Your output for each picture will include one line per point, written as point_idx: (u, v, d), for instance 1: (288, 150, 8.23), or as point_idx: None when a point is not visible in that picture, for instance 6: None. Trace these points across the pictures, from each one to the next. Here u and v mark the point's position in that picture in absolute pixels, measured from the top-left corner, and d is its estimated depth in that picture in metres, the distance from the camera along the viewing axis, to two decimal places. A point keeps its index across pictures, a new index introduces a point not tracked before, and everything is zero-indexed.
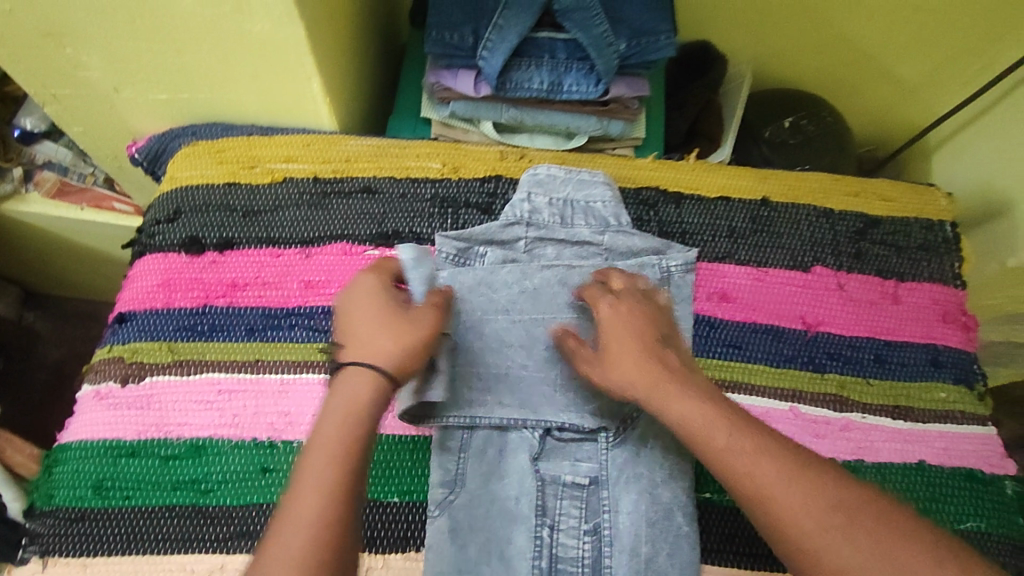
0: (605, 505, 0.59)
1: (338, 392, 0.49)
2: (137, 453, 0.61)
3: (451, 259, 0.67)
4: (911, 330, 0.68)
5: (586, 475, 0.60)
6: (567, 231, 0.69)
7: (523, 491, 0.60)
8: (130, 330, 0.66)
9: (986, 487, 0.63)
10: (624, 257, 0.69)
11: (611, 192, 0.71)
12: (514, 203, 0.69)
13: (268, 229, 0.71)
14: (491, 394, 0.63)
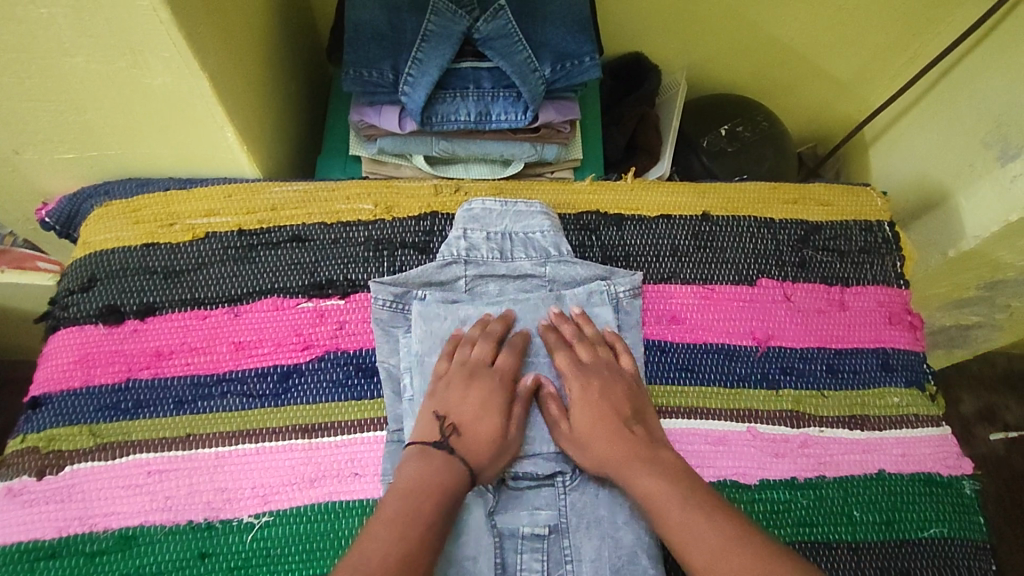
0: (568, 554, 0.57)
1: (433, 455, 0.55)
2: (59, 553, 0.56)
3: (389, 306, 0.64)
4: (860, 336, 0.68)
5: (545, 524, 0.58)
6: (508, 265, 0.67)
7: (483, 550, 0.57)
8: (45, 416, 0.61)
9: (945, 489, 0.62)
10: (568, 287, 0.67)
11: (550, 221, 0.68)
12: (449, 241, 0.67)
13: (192, 289, 0.67)
14: None
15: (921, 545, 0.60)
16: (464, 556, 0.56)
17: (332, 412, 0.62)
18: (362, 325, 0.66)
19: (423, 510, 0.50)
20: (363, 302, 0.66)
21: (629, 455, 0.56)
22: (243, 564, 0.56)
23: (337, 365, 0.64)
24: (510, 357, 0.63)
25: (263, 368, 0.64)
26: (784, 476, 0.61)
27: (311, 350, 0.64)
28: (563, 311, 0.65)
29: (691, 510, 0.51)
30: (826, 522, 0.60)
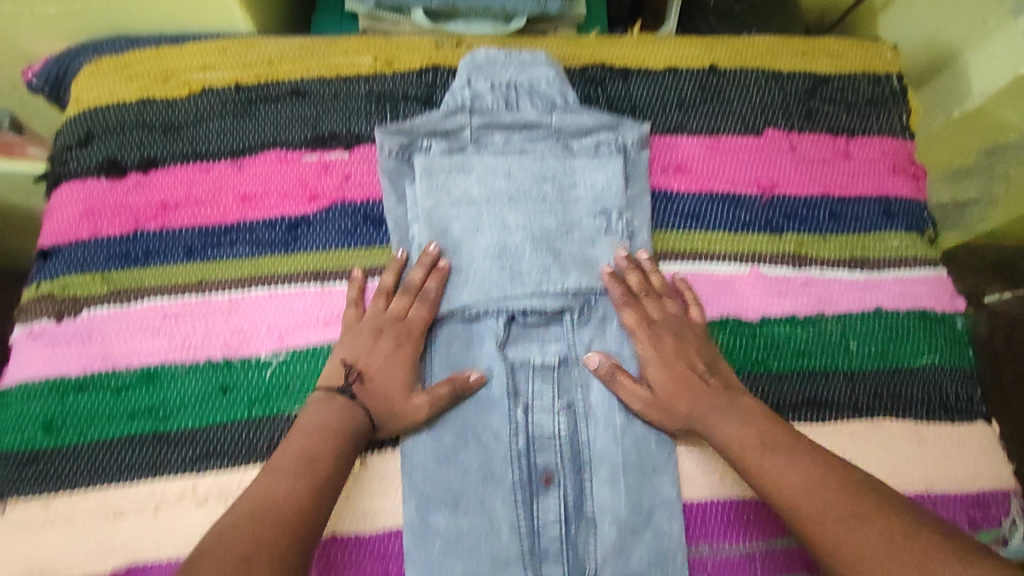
0: (577, 382, 0.60)
1: (334, 401, 0.54)
2: (85, 388, 0.58)
3: (395, 155, 0.63)
4: (863, 184, 0.69)
5: (555, 355, 0.61)
6: (513, 115, 0.65)
7: (497, 379, 0.59)
8: (57, 265, 0.62)
9: (939, 324, 0.65)
10: (575, 137, 0.65)
11: (555, 71, 0.66)
12: (454, 90, 0.66)
13: (194, 143, 0.66)
14: (456, 282, 0.61)
15: (913, 372, 0.63)
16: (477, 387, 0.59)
17: (342, 260, 0.63)
18: (367, 177, 0.65)
19: (324, 447, 0.51)
20: (367, 154, 0.66)
21: (703, 410, 0.56)
22: (262, 397, 0.59)
23: (344, 215, 0.64)
24: (518, 206, 0.62)
25: (270, 218, 0.64)
26: (786, 313, 0.64)
27: (317, 200, 0.64)
28: (567, 163, 0.64)
29: (770, 453, 0.51)
30: (823, 353, 0.63)
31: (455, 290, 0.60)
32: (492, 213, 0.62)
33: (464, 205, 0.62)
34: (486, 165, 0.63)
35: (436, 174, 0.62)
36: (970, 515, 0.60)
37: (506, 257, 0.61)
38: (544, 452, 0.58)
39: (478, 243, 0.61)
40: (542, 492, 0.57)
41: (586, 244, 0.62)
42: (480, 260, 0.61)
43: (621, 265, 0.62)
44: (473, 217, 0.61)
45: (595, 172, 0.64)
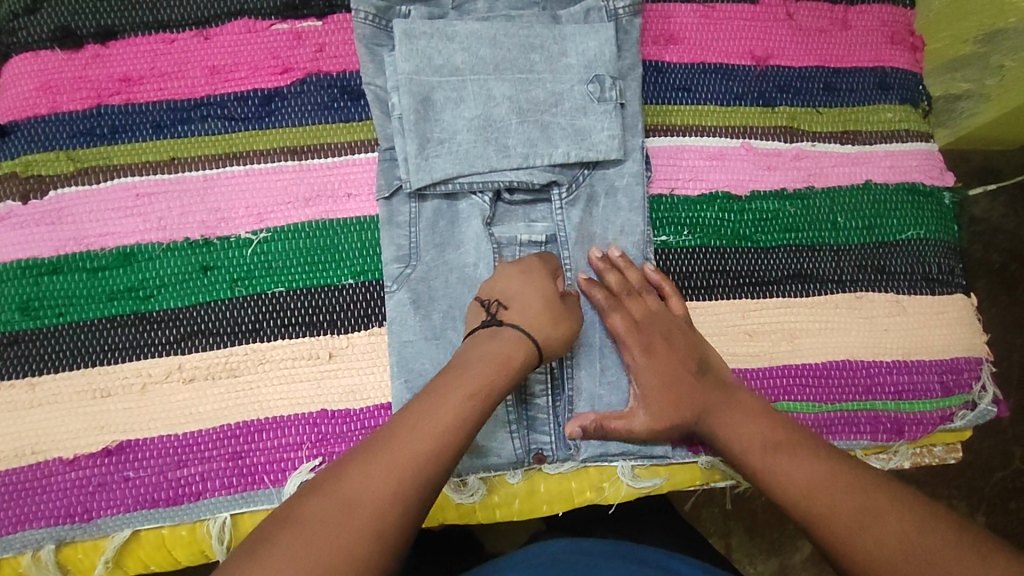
0: (563, 262, 0.58)
1: (479, 336, 0.51)
2: (60, 269, 0.56)
3: (371, 20, 0.58)
4: (859, 56, 0.66)
5: (541, 234, 0.59)
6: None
7: (482, 255, 0.58)
8: (16, 144, 0.58)
9: (927, 199, 0.65)
10: (563, 5, 0.61)
11: None
12: None
13: (154, 11, 0.61)
14: (438, 156, 0.57)
15: (898, 246, 0.63)
16: (463, 263, 0.58)
17: (319, 135, 0.60)
18: (343, 48, 0.61)
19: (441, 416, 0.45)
20: (341, 23, 0.62)
21: (704, 402, 0.55)
22: (244, 276, 0.57)
23: (320, 88, 0.61)
24: (503, 76, 0.58)
25: (241, 92, 0.60)
26: (774, 187, 0.63)
27: (290, 72, 0.61)
28: (557, 30, 0.59)
29: (779, 453, 0.50)
30: (811, 228, 0.62)
31: (437, 164, 0.57)
32: (477, 82, 0.58)
33: (446, 75, 0.58)
34: (469, 31, 0.58)
35: (417, 39, 0.57)
36: (944, 381, 0.61)
37: (491, 130, 0.58)
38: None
39: (462, 114, 0.58)
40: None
41: (576, 116, 0.59)
42: (463, 132, 0.57)
43: (611, 138, 0.59)
44: (457, 86, 0.58)
45: (586, 38, 0.60)
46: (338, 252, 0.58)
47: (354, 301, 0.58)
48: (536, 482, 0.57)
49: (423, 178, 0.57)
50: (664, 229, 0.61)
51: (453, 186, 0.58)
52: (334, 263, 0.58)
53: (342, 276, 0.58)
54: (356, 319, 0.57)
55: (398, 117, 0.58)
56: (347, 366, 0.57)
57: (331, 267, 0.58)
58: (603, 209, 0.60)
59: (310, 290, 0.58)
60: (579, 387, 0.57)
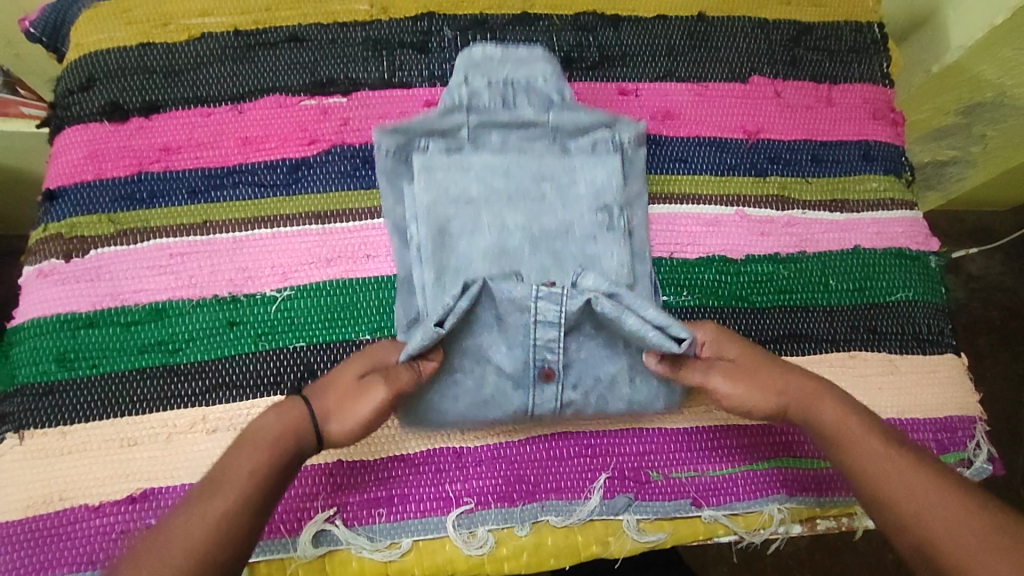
0: None
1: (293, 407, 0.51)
2: (96, 323, 0.60)
3: (392, 154, 0.62)
4: (844, 130, 0.71)
5: None
6: (511, 112, 0.63)
7: (501, 368, 0.56)
8: (64, 207, 0.63)
9: (914, 262, 0.68)
10: (573, 137, 0.65)
11: (551, 67, 0.64)
12: (451, 88, 0.63)
13: (194, 88, 0.67)
14: (453, 291, 0.60)
15: (889, 306, 0.66)
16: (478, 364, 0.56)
17: (343, 201, 0.65)
18: (366, 121, 0.67)
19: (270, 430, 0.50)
20: (364, 100, 0.67)
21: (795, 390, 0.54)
22: (268, 331, 0.61)
23: (343, 158, 0.66)
24: (516, 207, 0.62)
25: (271, 161, 0.65)
26: (768, 251, 0.67)
27: (317, 144, 0.66)
28: (566, 163, 0.64)
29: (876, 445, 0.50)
30: (805, 290, 0.66)
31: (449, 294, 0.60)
32: (491, 213, 0.62)
33: (461, 203, 0.62)
34: (484, 162, 0.63)
35: (434, 172, 0.62)
36: (939, 439, 0.63)
37: (504, 258, 0.61)
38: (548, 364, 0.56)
39: (476, 230, 0.61)
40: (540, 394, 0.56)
41: (585, 244, 0.63)
42: (479, 258, 0.61)
43: (619, 267, 0.62)
44: (471, 216, 0.62)
45: (593, 169, 0.64)
46: (356, 309, 0.62)
47: None
48: (543, 536, 0.58)
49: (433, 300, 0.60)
50: (664, 289, 0.65)
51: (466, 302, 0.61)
52: (352, 319, 0.62)
53: (359, 332, 0.62)
54: None
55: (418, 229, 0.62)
56: None
57: (350, 323, 0.62)
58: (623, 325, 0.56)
59: (329, 345, 0.61)
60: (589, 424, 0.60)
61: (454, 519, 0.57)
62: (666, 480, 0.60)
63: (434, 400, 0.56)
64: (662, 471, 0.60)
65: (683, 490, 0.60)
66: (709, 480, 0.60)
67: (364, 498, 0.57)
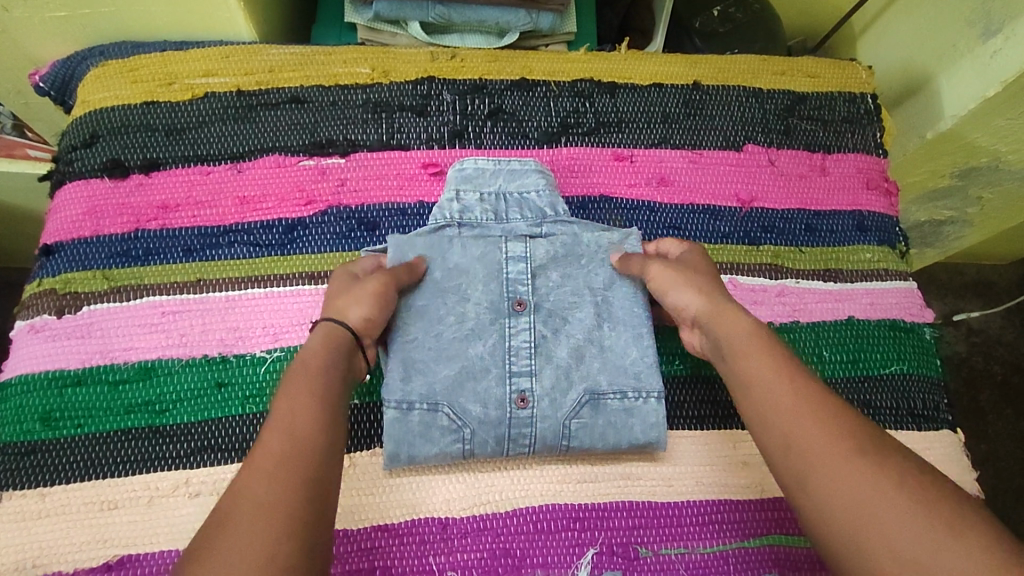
0: (561, 400, 0.59)
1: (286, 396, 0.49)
2: (84, 381, 0.60)
3: None
4: (838, 199, 0.72)
5: (542, 382, 0.59)
6: (502, 228, 0.64)
7: (488, 397, 0.58)
8: (59, 263, 0.64)
9: (908, 334, 0.68)
10: None
11: (545, 179, 0.67)
12: (442, 205, 0.65)
13: (194, 146, 0.68)
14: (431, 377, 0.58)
15: (884, 379, 0.66)
16: (462, 408, 0.58)
17: (337, 262, 0.65)
18: (363, 182, 0.68)
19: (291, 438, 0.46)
20: (362, 161, 0.68)
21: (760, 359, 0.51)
22: (255, 393, 0.60)
23: (339, 219, 0.66)
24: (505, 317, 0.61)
25: (267, 220, 0.66)
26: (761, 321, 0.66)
27: (313, 204, 0.67)
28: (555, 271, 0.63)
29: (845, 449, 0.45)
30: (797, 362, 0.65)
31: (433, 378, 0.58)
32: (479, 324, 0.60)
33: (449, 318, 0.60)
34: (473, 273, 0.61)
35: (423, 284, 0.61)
36: None
37: (492, 360, 0.59)
38: (523, 356, 0.60)
39: (469, 298, 0.61)
40: (517, 412, 0.58)
41: (576, 351, 0.60)
42: (472, 304, 0.60)
43: (611, 370, 0.60)
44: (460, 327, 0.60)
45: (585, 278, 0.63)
46: None
47: (359, 421, 0.61)
48: None
49: (423, 391, 0.57)
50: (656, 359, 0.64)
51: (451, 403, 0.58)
52: None
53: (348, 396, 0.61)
54: (360, 439, 0.60)
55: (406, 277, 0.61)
56: (351, 487, 0.59)
57: None
58: (593, 356, 0.60)
59: None
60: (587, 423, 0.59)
61: None
62: (656, 556, 0.58)
63: (424, 428, 0.57)
64: (651, 546, 0.59)
65: (673, 567, 0.58)
66: (700, 557, 0.59)
67: (345, 571, 0.56)
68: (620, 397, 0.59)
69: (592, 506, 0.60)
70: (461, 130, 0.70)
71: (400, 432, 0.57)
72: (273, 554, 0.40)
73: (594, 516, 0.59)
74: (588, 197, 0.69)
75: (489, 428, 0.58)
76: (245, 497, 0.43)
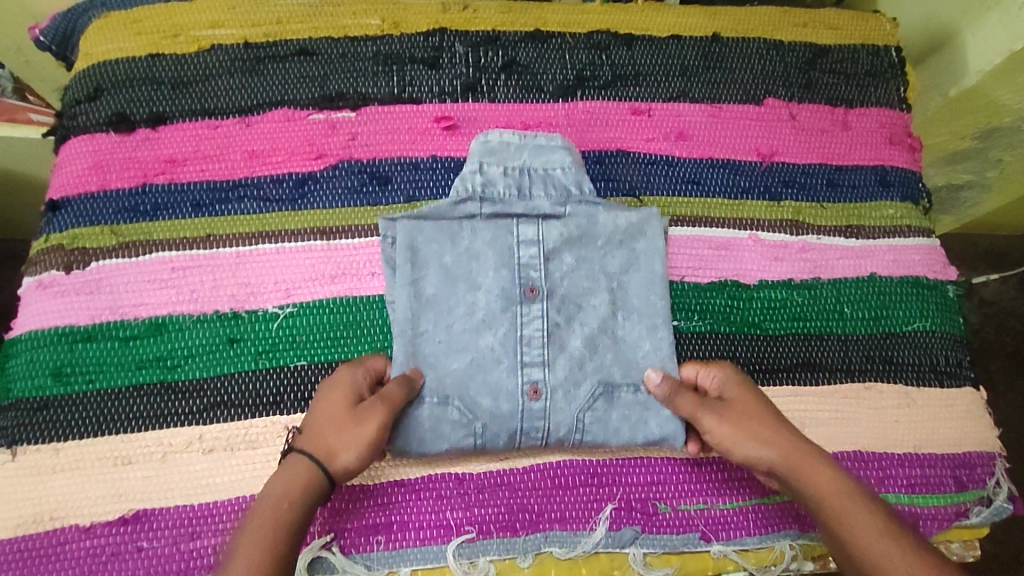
0: (574, 394, 0.58)
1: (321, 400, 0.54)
2: (94, 337, 0.59)
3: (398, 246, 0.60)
4: (860, 154, 0.70)
5: (555, 375, 0.58)
6: (524, 204, 0.61)
7: (500, 389, 0.57)
8: (66, 218, 0.62)
9: (931, 291, 0.66)
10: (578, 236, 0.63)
11: (571, 157, 0.64)
12: (464, 176, 0.62)
13: (201, 100, 0.66)
14: (442, 369, 0.57)
15: (906, 337, 0.64)
16: (473, 400, 0.57)
17: (349, 217, 0.64)
18: (374, 136, 0.66)
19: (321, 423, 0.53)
20: (373, 115, 0.66)
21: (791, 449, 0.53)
22: (268, 349, 0.59)
23: (350, 173, 0.65)
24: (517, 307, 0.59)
25: (277, 175, 0.65)
26: (782, 277, 0.65)
27: (324, 158, 0.65)
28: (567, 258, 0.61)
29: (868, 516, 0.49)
30: (819, 319, 0.64)
31: (443, 371, 0.57)
32: (491, 314, 0.58)
33: (460, 309, 0.58)
34: (484, 260, 0.60)
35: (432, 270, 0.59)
36: (957, 476, 0.61)
37: (504, 352, 0.58)
38: (535, 346, 0.58)
39: (480, 286, 0.59)
40: (529, 404, 0.57)
41: (589, 343, 0.59)
42: (483, 291, 0.59)
43: (624, 362, 0.59)
44: (471, 318, 0.58)
45: (599, 264, 0.61)
46: (359, 328, 0.61)
47: None
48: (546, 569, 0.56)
49: (433, 383, 0.57)
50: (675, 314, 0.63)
51: (463, 397, 0.57)
52: (355, 339, 0.60)
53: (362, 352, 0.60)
54: None
55: (416, 265, 0.59)
56: None
57: (353, 342, 0.60)
58: (606, 347, 0.59)
59: (330, 364, 0.60)
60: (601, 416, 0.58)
61: (455, 546, 0.55)
62: (675, 512, 0.58)
63: (435, 421, 0.56)
64: (670, 502, 0.58)
65: (692, 523, 0.58)
66: (719, 513, 0.58)
67: (363, 525, 0.55)
68: (633, 389, 0.59)
69: (610, 462, 0.59)
70: (474, 83, 0.68)
71: (412, 424, 0.56)
72: (284, 521, 0.48)
73: (612, 471, 0.58)
74: (604, 152, 0.68)
75: (500, 421, 0.57)
76: (282, 467, 0.51)
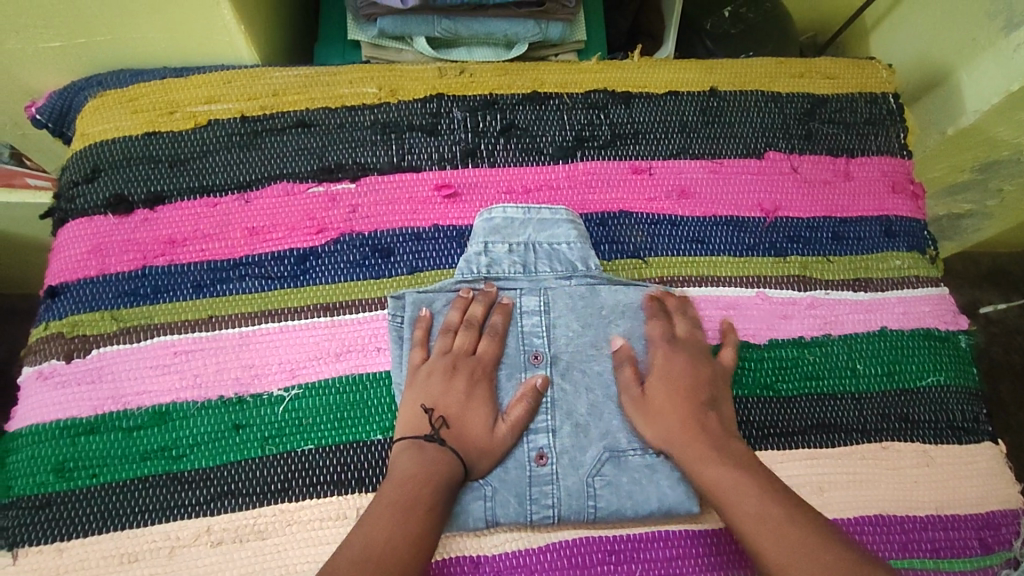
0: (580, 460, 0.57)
1: None
2: (97, 429, 0.58)
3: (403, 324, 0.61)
4: (864, 205, 0.70)
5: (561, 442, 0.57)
6: (530, 279, 0.62)
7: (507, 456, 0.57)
8: (65, 304, 0.62)
9: (943, 342, 0.66)
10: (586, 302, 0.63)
11: (575, 230, 0.64)
12: (468, 258, 0.62)
13: (199, 177, 0.65)
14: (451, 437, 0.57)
15: (921, 391, 0.64)
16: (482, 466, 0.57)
17: (352, 292, 0.63)
18: (375, 208, 0.65)
19: None
20: (373, 185, 0.66)
21: None
22: (275, 434, 0.58)
23: (352, 247, 0.64)
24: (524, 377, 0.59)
25: (279, 251, 0.64)
26: (792, 335, 0.64)
27: (325, 233, 0.64)
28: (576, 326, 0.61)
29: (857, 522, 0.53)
30: (830, 377, 0.63)
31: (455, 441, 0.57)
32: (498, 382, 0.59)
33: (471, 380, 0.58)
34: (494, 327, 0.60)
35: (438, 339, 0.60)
36: (982, 538, 0.59)
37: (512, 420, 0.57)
38: (540, 413, 0.58)
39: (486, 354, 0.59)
40: (536, 470, 0.57)
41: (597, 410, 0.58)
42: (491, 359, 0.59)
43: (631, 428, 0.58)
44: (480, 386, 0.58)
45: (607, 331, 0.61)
46: (366, 408, 0.59)
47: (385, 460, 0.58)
48: None
49: None
50: None
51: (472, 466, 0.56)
52: (362, 420, 0.59)
53: (370, 432, 0.59)
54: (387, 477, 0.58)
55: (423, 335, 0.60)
56: None
57: (361, 423, 0.59)
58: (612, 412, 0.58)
59: (338, 448, 0.58)
60: (610, 478, 0.57)
61: None
62: None
63: None
64: None
65: None
66: None
67: None
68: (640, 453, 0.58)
69: (627, 538, 0.57)
70: (474, 148, 0.68)
71: None
72: None
73: (629, 548, 0.57)
74: (607, 214, 0.67)
75: (508, 490, 0.56)
76: None
